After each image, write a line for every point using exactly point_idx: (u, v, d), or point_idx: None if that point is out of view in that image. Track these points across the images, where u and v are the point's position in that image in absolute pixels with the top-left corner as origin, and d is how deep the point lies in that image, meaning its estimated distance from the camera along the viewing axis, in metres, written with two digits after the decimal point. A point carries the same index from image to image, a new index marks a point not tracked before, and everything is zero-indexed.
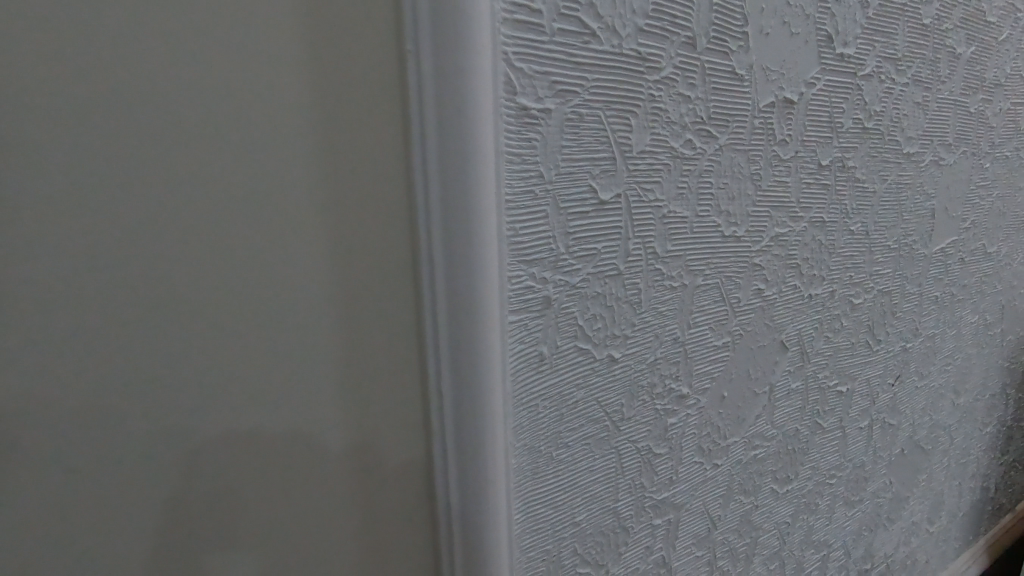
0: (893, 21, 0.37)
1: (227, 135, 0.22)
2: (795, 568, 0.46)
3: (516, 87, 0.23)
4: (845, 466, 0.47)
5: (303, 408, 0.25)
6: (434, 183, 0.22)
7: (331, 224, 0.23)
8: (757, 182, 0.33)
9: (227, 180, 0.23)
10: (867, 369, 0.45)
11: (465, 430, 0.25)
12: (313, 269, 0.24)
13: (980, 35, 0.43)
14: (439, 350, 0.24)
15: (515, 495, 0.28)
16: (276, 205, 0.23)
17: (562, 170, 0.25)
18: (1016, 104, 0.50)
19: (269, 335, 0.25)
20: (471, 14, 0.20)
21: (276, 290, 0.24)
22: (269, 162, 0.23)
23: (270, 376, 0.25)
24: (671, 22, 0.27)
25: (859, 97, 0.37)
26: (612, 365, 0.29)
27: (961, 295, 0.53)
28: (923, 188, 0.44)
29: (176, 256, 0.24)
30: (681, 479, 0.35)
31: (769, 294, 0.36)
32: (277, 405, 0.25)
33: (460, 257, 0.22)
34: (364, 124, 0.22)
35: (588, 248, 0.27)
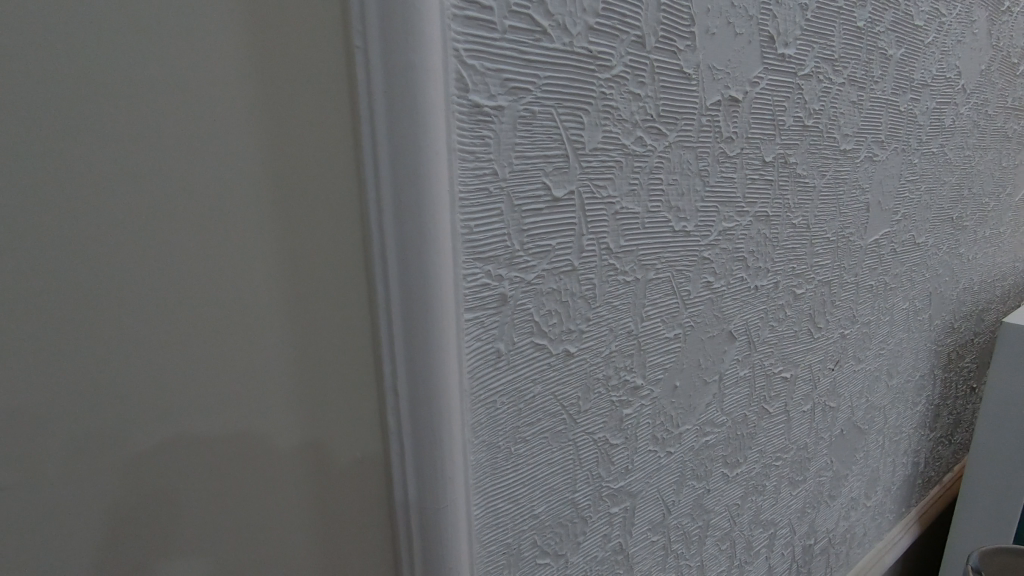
0: (830, 24, 0.39)
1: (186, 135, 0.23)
2: (745, 547, 0.48)
3: (468, 85, 0.23)
4: (790, 448, 0.49)
5: (254, 394, 0.26)
6: (387, 182, 0.21)
7: (283, 217, 0.24)
8: (705, 178, 0.34)
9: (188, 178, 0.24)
10: (809, 355, 0.48)
11: (423, 431, 0.24)
12: (268, 261, 0.25)
13: (908, 38, 0.46)
14: (395, 350, 0.24)
15: (475, 492, 0.28)
16: (220, 193, 0.24)
17: (516, 167, 0.25)
18: (941, 103, 0.53)
19: (216, 322, 0.25)
20: (422, 12, 0.20)
21: (223, 277, 0.25)
22: (212, 149, 0.23)
23: (218, 362, 0.26)
24: (620, 21, 0.27)
25: (799, 96, 0.38)
26: (568, 359, 0.30)
27: (893, 283, 0.56)
28: (859, 183, 0.46)
29: (139, 244, 0.24)
30: (636, 467, 0.36)
31: (717, 286, 0.37)
32: (228, 391, 0.26)
33: (415, 256, 0.22)
34: (313, 118, 0.22)
35: (542, 245, 0.27)
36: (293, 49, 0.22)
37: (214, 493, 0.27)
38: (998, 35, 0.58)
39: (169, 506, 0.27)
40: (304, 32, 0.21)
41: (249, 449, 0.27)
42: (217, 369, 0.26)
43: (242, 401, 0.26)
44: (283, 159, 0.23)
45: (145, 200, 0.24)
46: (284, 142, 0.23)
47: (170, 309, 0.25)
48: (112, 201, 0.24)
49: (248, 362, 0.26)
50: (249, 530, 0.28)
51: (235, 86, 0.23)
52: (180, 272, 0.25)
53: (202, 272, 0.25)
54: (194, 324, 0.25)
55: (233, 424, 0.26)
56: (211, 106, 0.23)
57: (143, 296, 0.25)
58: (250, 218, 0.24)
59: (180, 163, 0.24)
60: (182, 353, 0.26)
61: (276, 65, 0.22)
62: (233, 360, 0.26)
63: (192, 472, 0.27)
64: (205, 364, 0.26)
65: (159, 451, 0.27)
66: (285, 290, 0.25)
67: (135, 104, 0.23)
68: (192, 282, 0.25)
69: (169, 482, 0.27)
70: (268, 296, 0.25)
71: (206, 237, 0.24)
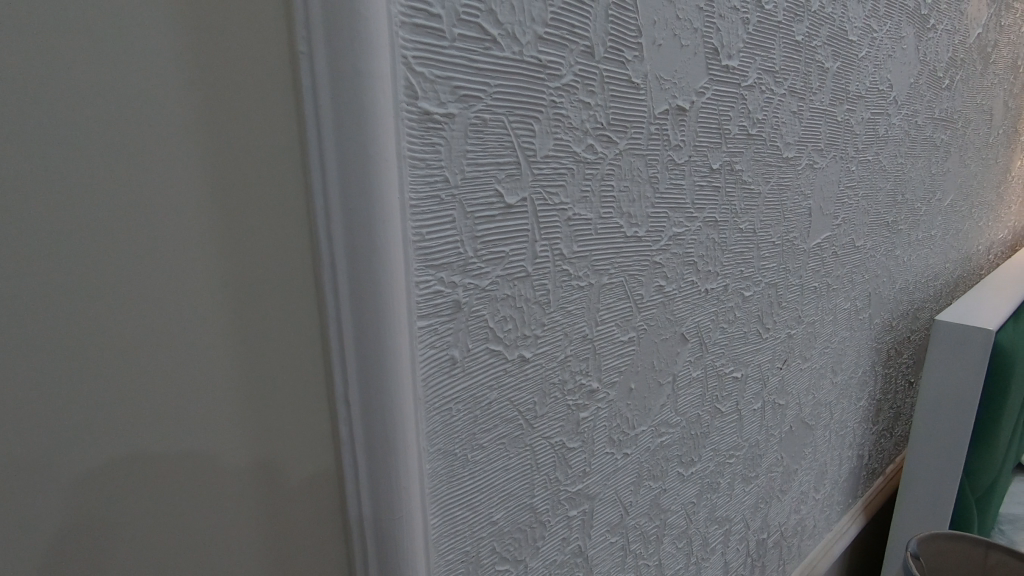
0: (770, 37, 0.40)
1: (121, 137, 0.23)
2: (701, 544, 0.50)
3: (418, 92, 0.23)
4: (742, 446, 0.51)
5: (201, 413, 0.26)
6: (336, 191, 0.21)
7: (222, 220, 0.24)
8: (655, 185, 0.35)
9: (124, 179, 0.23)
10: (758, 354, 0.50)
11: (377, 442, 0.24)
12: (208, 265, 0.24)
13: (843, 53, 0.49)
14: (347, 361, 0.23)
15: (431, 501, 0.27)
16: (164, 213, 0.24)
17: (468, 174, 0.25)
18: (874, 113, 0.56)
19: (162, 343, 0.25)
20: (370, 22, 0.20)
21: (163, 286, 0.24)
22: (155, 169, 0.23)
23: (163, 384, 0.25)
24: (569, 32, 0.28)
25: (743, 105, 0.40)
26: (524, 364, 0.30)
27: (835, 285, 0.59)
28: (801, 189, 0.48)
29: (77, 246, 0.24)
30: (594, 470, 0.36)
31: (669, 290, 0.38)
32: (174, 412, 0.26)
33: (366, 266, 0.22)
34: (257, 133, 0.22)
35: (496, 252, 0.27)
36: (239, 64, 0.22)
37: (161, 516, 0.27)
38: (925, 51, 0.62)
39: (111, 514, 0.27)
40: (252, 46, 0.21)
41: (196, 470, 0.26)
42: (162, 391, 0.25)
43: (189, 421, 0.26)
44: (227, 175, 0.23)
45: (86, 215, 0.24)
46: (228, 158, 0.23)
47: (114, 329, 0.25)
48: (50, 202, 0.23)
49: (191, 366, 0.25)
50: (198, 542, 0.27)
51: (179, 104, 0.23)
52: (124, 292, 0.24)
53: (147, 293, 0.24)
54: (139, 345, 0.25)
55: (179, 444, 0.26)
56: (154, 127, 0.23)
57: (82, 298, 0.24)
58: (188, 220, 0.24)
59: (122, 184, 0.23)
60: (125, 375, 0.25)
61: (220, 81, 0.22)
62: (180, 381, 0.25)
63: (135, 494, 0.26)
64: (150, 385, 0.25)
65: (103, 473, 0.26)
66: (226, 295, 0.25)
67: (69, 104, 0.23)
68: (137, 302, 0.25)
69: (113, 504, 0.26)
70: (208, 300, 0.25)
71: (149, 257, 0.24)
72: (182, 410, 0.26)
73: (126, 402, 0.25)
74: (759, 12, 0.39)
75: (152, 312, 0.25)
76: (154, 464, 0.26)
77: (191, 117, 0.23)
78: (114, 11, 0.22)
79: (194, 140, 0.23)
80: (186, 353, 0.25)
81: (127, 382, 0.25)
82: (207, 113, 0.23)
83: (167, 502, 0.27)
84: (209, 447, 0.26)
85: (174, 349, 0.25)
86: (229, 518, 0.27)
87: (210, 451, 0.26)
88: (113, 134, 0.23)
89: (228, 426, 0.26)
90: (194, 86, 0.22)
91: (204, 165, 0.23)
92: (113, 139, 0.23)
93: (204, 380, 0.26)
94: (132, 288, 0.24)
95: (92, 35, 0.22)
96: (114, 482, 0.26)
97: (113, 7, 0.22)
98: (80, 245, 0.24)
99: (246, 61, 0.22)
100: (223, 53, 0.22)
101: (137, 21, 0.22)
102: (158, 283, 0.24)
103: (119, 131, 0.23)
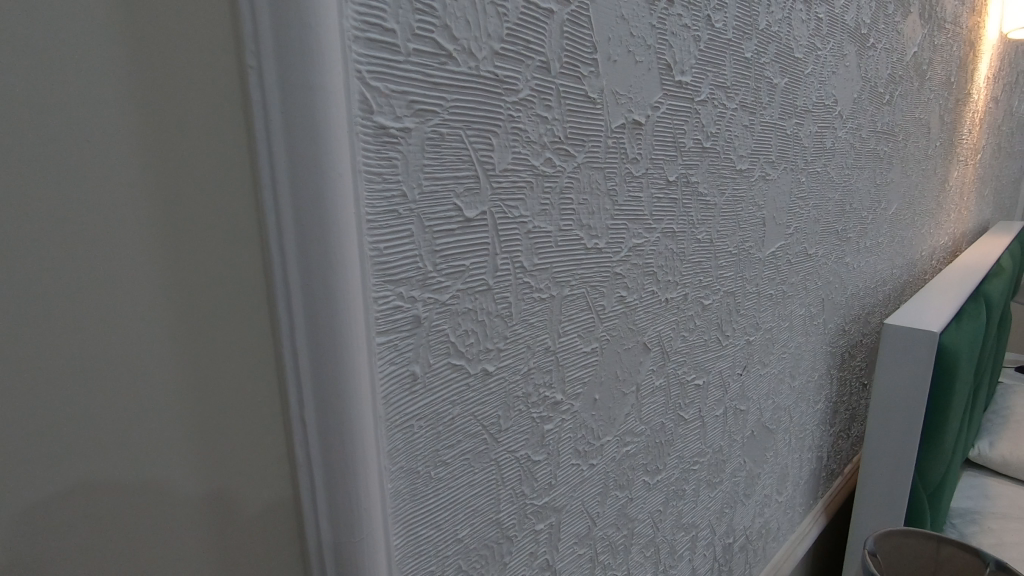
0: (721, 54, 0.42)
1: (60, 145, 0.22)
2: (669, 552, 0.50)
3: (373, 107, 0.22)
4: (706, 452, 0.52)
5: (148, 439, 0.25)
6: (287, 207, 0.21)
7: (166, 231, 0.23)
8: (613, 197, 0.35)
9: (64, 187, 0.23)
10: (719, 362, 0.51)
11: (336, 465, 0.23)
12: (151, 277, 0.24)
13: (790, 70, 0.51)
14: (302, 382, 0.22)
15: (393, 521, 0.27)
16: (107, 236, 0.23)
17: (426, 188, 0.25)
18: (822, 127, 0.59)
19: (106, 369, 0.24)
20: (321, 37, 0.20)
21: (104, 299, 0.24)
22: (96, 190, 0.23)
23: (107, 408, 0.25)
24: (524, 47, 0.28)
25: (697, 119, 0.41)
26: (487, 378, 0.30)
27: (790, 292, 0.61)
28: (754, 200, 0.50)
29: (16, 254, 0.23)
30: (560, 482, 0.36)
31: (630, 300, 0.39)
32: (120, 439, 0.25)
33: (320, 283, 0.21)
34: (201, 151, 0.22)
35: (455, 265, 0.27)
36: (181, 82, 0.21)
37: (109, 546, 0.26)
38: (866, 68, 0.66)
39: (55, 529, 0.26)
40: (195, 63, 0.21)
41: (144, 498, 0.26)
42: (108, 418, 0.25)
43: (136, 447, 0.25)
44: (171, 195, 0.23)
45: (26, 223, 0.23)
46: (173, 178, 0.22)
47: (59, 355, 0.24)
48: None
49: (135, 381, 0.25)
50: (148, 565, 0.26)
51: (120, 125, 0.22)
52: (67, 317, 0.24)
53: (91, 310, 0.24)
54: (83, 366, 0.24)
55: (126, 472, 0.25)
56: (96, 141, 0.22)
57: (23, 307, 0.24)
58: (130, 231, 0.23)
59: (63, 207, 0.23)
60: (69, 387, 0.25)
61: (163, 99, 0.22)
62: (124, 397, 0.25)
63: (82, 521, 0.26)
64: (95, 411, 0.25)
65: (51, 502, 0.26)
66: (171, 309, 0.24)
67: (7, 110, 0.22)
68: (81, 328, 0.24)
69: (61, 533, 0.26)
70: (152, 313, 0.24)
71: (93, 281, 0.24)
72: (128, 426, 0.25)
73: (73, 428, 0.25)
74: (709, 30, 0.40)
75: (95, 324, 0.24)
76: (100, 480, 0.25)
77: (131, 126, 0.22)
78: (53, 29, 0.21)
79: (137, 159, 0.22)
80: (130, 368, 0.24)
81: (71, 395, 0.25)
82: (149, 132, 0.22)
83: (113, 520, 0.26)
84: (158, 466, 0.25)
85: (117, 363, 0.24)
86: (179, 539, 0.26)
87: (158, 479, 0.25)
88: (52, 142, 0.22)
89: (176, 445, 0.25)
90: (136, 104, 0.22)
91: (148, 186, 0.23)
92: (53, 147, 0.22)
93: (149, 396, 0.25)
94: (74, 299, 0.24)
95: (30, 39, 0.22)
96: (59, 495, 0.26)
97: (55, 16, 0.21)
98: (18, 253, 0.23)
99: (189, 79, 0.21)
100: (165, 71, 0.21)
101: (76, 41, 0.21)
102: (99, 295, 0.24)
103: (58, 138, 0.22)
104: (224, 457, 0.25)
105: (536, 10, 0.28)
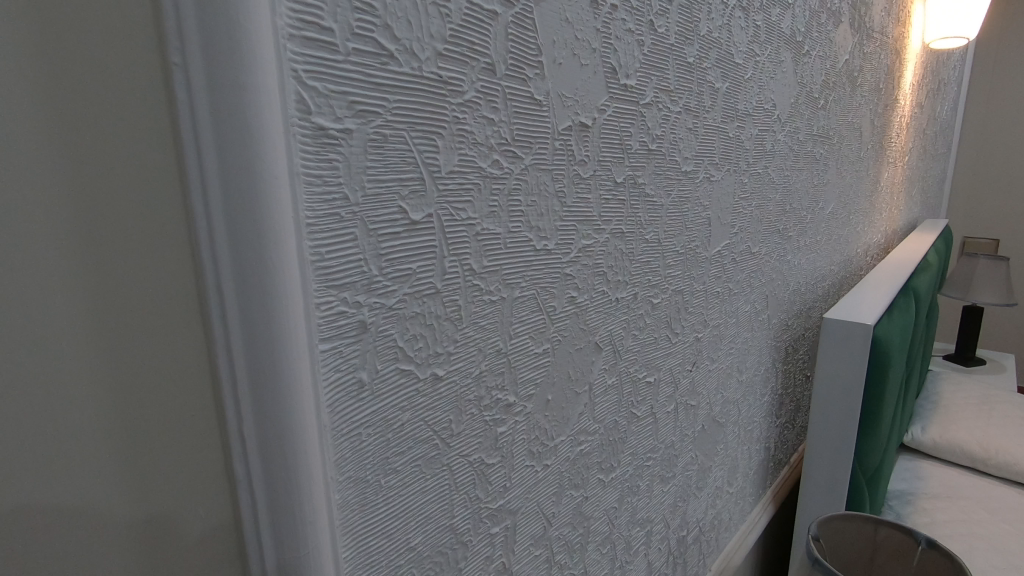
0: (664, 59, 0.43)
1: None
2: (624, 547, 0.51)
3: (310, 107, 0.22)
4: (658, 448, 0.53)
5: (74, 457, 0.24)
6: (219, 213, 0.20)
7: (86, 235, 0.22)
8: (562, 199, 0.36)
9: None
10: (669, 359, 0.52)
11: (278, 478, 0.22)
12: (72, 283, 0.23)
13: (731, 75, 0.52)
14: (239, 395, 0.21)
15: (341, 534, 0.26)
16: (27, 245, 0.22)
17: (369, 192, 0.24)
18: (762, 130, 0.61)
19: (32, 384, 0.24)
20: (252, 35, 0.19)
21: (23, 305, 0.23)
22: (12, 201, 0.22)
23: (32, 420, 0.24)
24: (469, 49, 0.28)
25: (642, 122, 0.42)
26: (437, 383, 0.29)
27: (736, 289, 0.63)
28: (699, 201, 0.51)
29: None
30: (515, 484, 0.36)
31: (581, 300, 0.39)
32: (47, 458, 0.24)
33: (256, 292, 0.20)
34: (124, 156, 0.21)
35: (402, 269, 0.26)
36: (101, 83, 0.20)
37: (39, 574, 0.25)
38: (802, 74, 0.69)
39: None
40: (115, 65, 0.20)
41: (73, 524, 0.24)
42: (36, 435, 0.24)
43: (64, 467, 0.24)
44: (95, 206, 0.22)
45: None
46: (97, 185, 0.22)
47: None
48: None
49: (57, 393, 0.23)
50: None
51: (38, 133, 0.21)
52: None
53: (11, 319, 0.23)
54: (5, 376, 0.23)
55: (56, 491, 0.24)
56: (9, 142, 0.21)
57: None
58: (49, 235, 0.22)
59: None
60: None
61: (82, 99, 0.21)
62: (47, 409, 0.24)
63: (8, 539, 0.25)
64: (23, 429, 0.24)
65: None
66: (94, 317, 0.23)
67: None
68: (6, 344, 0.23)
69: None
70: (74, 320, 0.23)
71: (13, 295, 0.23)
72: (51, 441, 0.24)
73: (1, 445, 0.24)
74: (652, 35, 0.41)
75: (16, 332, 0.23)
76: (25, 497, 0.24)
77: (46, 126, 0.21)
78: None
79: (57, 167, 0.21)
80: (51, 379, 0.23)
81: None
82: (70, 141, 0.21)
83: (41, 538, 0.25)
84: (86, 481, 0.24)
85: (39, 374, 0.23)
86: (111, 557, 0.25)
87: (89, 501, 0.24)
88: None
89: (104, 459, 0.24)
90: (52, 104, 0.21)
91: (70, 195, 0.22)
92: None
93: (74, 407, 0.24)
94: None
95: None
96: None
97: None
98: None
99: (112, 80, 0.20)
100: (85, 72, 0.21)
101: None
102: (18, 302, 0.23)
103: None
104: (157, 470, 0.24)
105: (480, 11, 0.28)
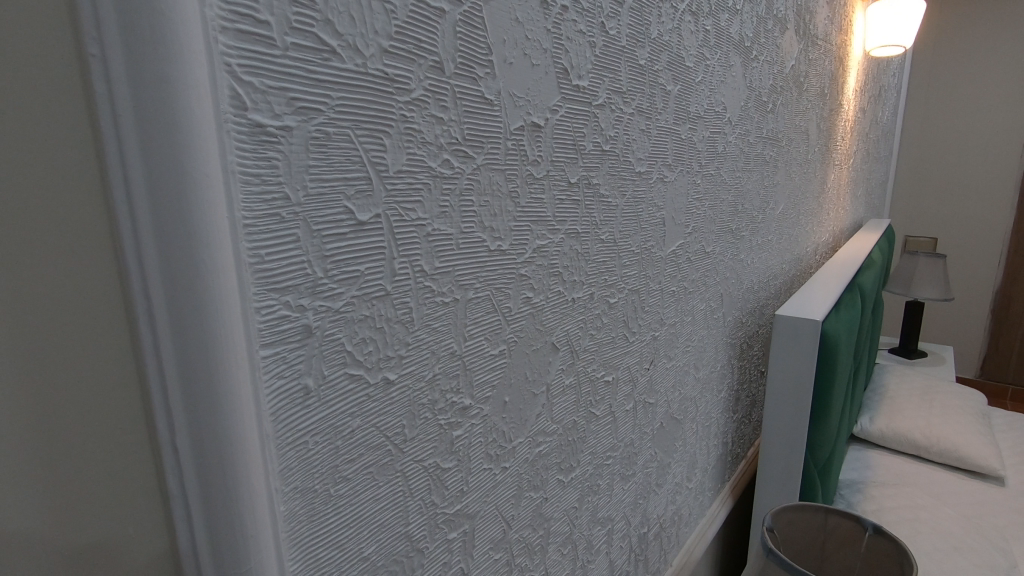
0: (616, 60, 0.43)
1: None
2: (585, 547, 0.51)
3: (246, 103, 0.21)
4: (618, 446, 0.53)
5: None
6: (144, 213, 0.19)
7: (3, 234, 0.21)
8: (515, 200, 0.35)
9: None
10: (627, 357, 0.52)
11: (215, 492, 0.21)
12: None
13: (682, 77, 0.53)
14: (171, 404, 0.20)
15: (288, 545, 0.25)
16: None
17: (312, 191, 0.24)
18: (713, 132, 0.62)
19: None
20: (178, 25, 0.18)
21: None
22: None
23: None
24: (416, 46, 0.27)
25: (595, 122, 0.42)
26: (388, 387, 0.29)
27: (691, 287, 0.64)
28: (653, 202, 0.52)
29: None
30: (472, 488, 0.36)
31: (537, 301, 0.39)
32: None
33: (188, 296, 0.19)
34: (44, 153, 0.20)
35: (349, 271, 0.26)
36: (16, 75, 0.19)
37: None
38: (751, 78, 0.71)
39: None
40: (29, 59, 0.19)
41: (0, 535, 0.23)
42: None
43: None
44: (16, 209, 0.21)
45: None
46: (13, 182, 0.20)
47: None
48: None
49: None
50: None
51: None
52: None
53: None
54: None
55: None
56: None
57: None
58: None
59: None
60: None
61: None
62: None
63: None
64: None
65: None
66: (15, 321, 0.22)
67: None
68: None
69: None
70: None
71: None
72: None
73: None
74: (603, 37, 0.41)
75: None
76: None
77: None
78: None
79: None
80: None
81: None
82: None
83: None
84: (13, 492, 0.23)
85: None
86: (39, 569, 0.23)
87: (18, 521, 0.23)
88: None
89: (31, 471, 0.23)
90: None
91: None
92: None
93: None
94: None
95: None
96: None
97: None
98: None
99: (26, 72, 0.19)
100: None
101: None
102: None
103: None
104: (86, 484, 0.23)
105: (427, 9, 0.28)
